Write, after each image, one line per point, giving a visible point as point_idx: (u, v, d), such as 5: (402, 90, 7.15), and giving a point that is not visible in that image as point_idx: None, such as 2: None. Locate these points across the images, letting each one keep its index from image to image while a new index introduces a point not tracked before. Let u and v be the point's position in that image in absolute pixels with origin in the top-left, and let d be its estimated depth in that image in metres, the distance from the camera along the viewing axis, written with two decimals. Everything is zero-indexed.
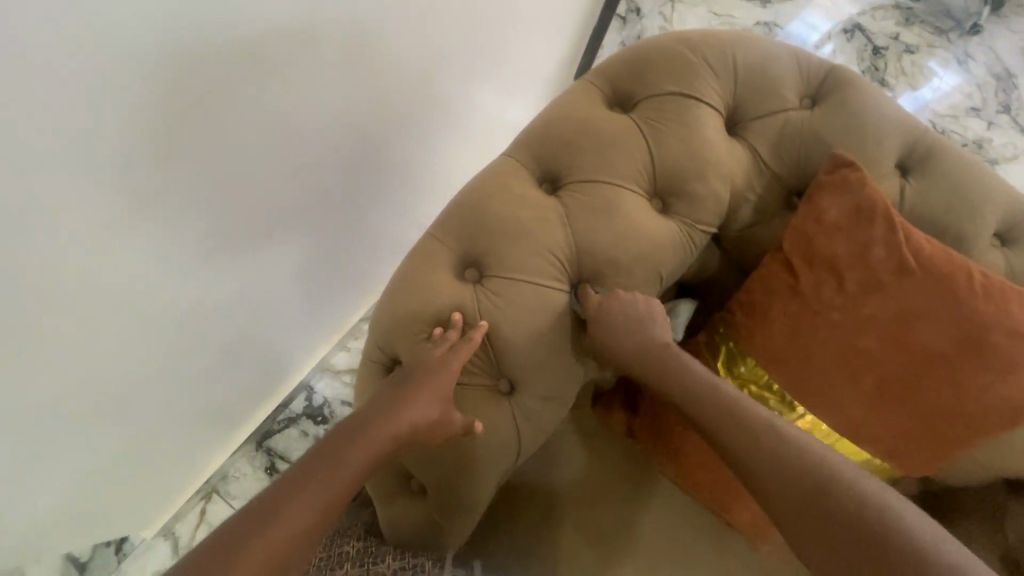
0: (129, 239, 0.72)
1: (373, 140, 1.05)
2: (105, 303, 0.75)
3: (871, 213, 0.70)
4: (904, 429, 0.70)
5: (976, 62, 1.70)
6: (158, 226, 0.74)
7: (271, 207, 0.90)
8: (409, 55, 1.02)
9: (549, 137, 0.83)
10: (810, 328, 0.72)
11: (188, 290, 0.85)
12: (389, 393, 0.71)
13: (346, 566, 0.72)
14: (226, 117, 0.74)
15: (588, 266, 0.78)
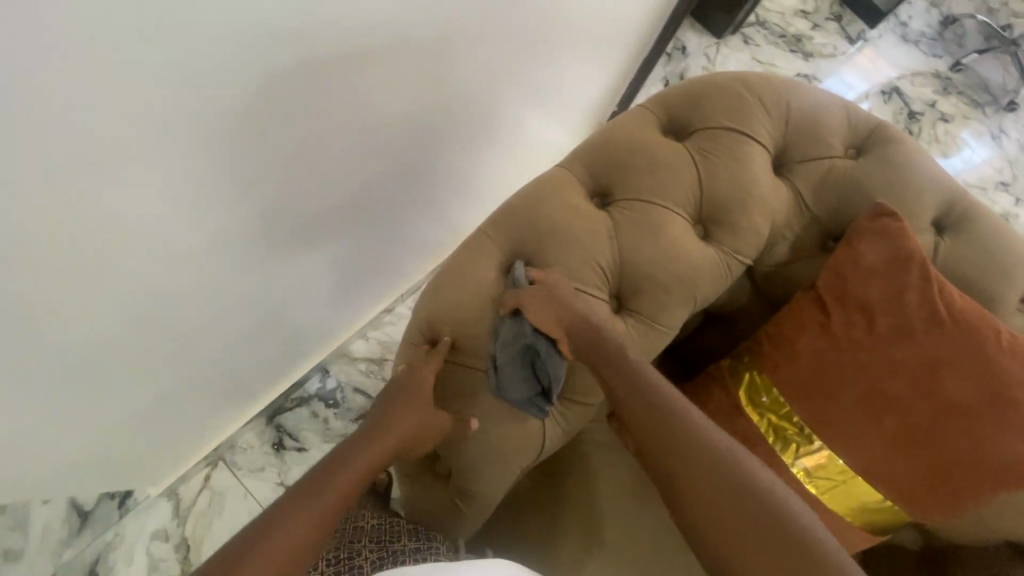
0: (211, 203, 0.76)
1: (426, 139, 1.11)
2: (176, 262, 0.79)
3: (909, 262, 0.73)
4: (918, 473, 0.73)
5: (1009, 138, 1.75)
6: (238, 196, 0.79)
7: (330, 190, 0.95)
8: (473, 67, 1.07)
9: (605, 155, 0.87)
10: (836, 365, 0.75)
11: (244, 257, 0.90)
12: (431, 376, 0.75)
13: (364, 541, 0.77)
14: (317, 102, 0.78)
15: (629, 281, 0.82)
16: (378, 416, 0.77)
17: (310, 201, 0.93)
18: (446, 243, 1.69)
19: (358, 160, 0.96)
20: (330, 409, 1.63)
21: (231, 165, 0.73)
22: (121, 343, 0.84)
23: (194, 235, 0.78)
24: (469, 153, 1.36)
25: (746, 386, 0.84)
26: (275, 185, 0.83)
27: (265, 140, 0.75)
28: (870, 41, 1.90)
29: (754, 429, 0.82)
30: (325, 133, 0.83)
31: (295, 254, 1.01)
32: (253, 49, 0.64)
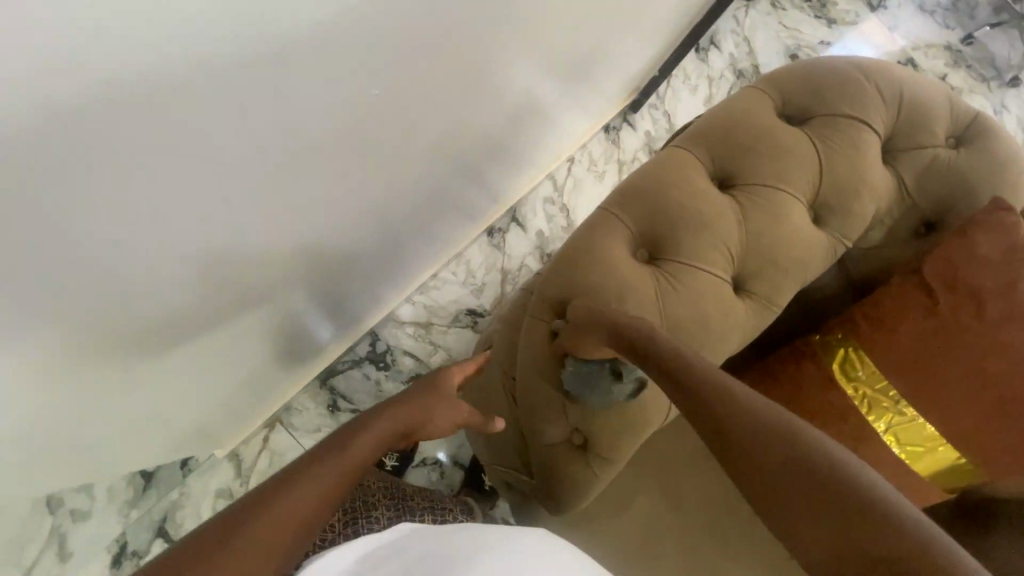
0: (334, 159, 0.73)
1: (502, 99, 1.12)
2: (289, 219, 0.76)
3: (1022, 257, 0.80)
4: (1004, 445, 0.81)
5: (1010, 113, 1.79)
6: (356, 150, 0.77)
7: (416, 150, 0.95)
8: (554, 28, 1.06)
9: (727, 140, 0.89)
10: (942, 345, 0.83)
11: (332, 219, 0.88)
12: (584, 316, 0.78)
13: (379, 498, 0.81)
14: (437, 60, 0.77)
15: (752, 264, 0.86)
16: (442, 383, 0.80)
17: (398, 162, 0.92)
18: (489, 206, 1.70)
19: (447, 122, 0.95)
20: (381, 371, 1.64)
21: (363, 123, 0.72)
22: (238, 303, 0.83)
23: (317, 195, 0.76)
24: (528, 117, 1.35)
25: (839, 360, 0.92)
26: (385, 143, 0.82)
27: (392, 97, 0.74)
28: (888, 12, 1.93)
29: (849, 401, 0.90)
30: (434, 92, 0.84)
31: (369, 209, 0.99)
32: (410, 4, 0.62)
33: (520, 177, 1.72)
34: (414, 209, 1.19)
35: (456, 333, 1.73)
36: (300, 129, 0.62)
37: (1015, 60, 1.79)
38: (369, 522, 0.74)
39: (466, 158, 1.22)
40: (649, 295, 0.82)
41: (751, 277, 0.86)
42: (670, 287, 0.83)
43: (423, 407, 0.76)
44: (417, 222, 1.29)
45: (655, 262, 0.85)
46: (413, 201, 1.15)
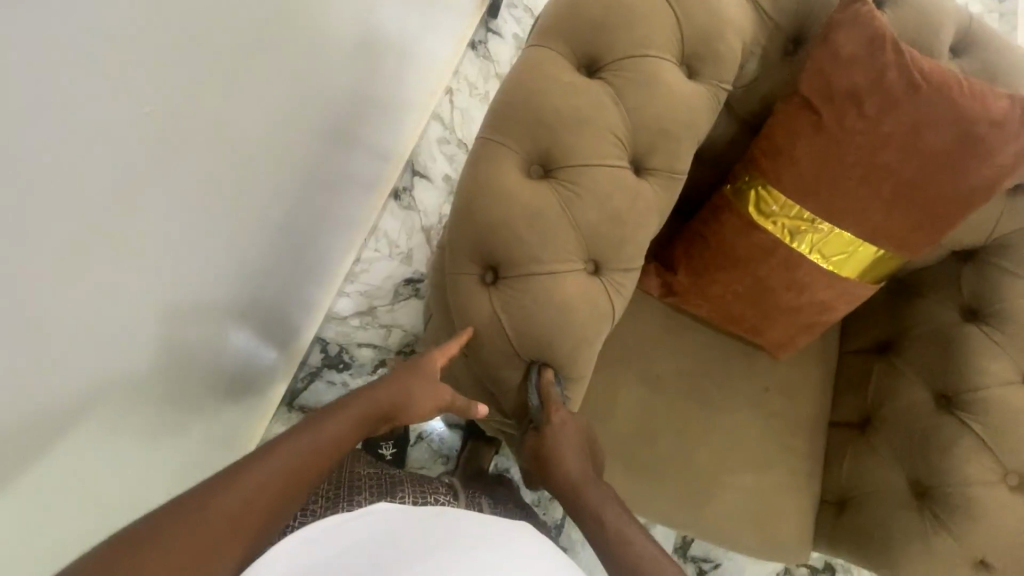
0: (170, 188, 0.65)
1: (354, 60, 1.02)
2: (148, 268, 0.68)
3: (882, 42, 0.78)
4: (907, 224, 0.87)
5: None
6: (196, 171, 0.68)
7: (277, 149, 0.86)
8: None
9: (580, 22, 0.83)
10: (834, 156, 0.84)
11: (211, 253, 0.80)
12: (535, 285, 0.80)
13: (366, 481, 0.83)
14: (245, 41, 0.67)
15: (643, 141, 0.83)
16: (426, 366, 0.83)
17: (260, 164, 0.83)
18: (383, 171, 1.60)
19: (296, 102, 0.85)
20: (343, 372, 1.61)
21: (186, 132, 0.63)
22: (146, 366, 0.78)
23: (170, 228, 0.68)
24: (386, 66, 1.23)
25: (753, 201, 0.93)
26: (230, 149, 0.73)
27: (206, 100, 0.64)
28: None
29: (770, 236, 0.93)
30: (265, 80, 0.74)
31: (256, 225, 0.91)
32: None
33: (403, 130, 1.61)
34: (308, 207, 1.11)
35: (403, 306, 1.68)
36: (101, 165, 0.54)
37: None
38: (349, 502, 0.78)
39: (340, 137, 1.13)
40: (555, 212, 0.80)
41: (648, 155, 0.84)
42: (576, 199, 0.80)
43: (404, 387, 0.83)
44: (317, 219, 1.21)
45: (553, 173, 0.82)
46: (304, 200, 1.07)
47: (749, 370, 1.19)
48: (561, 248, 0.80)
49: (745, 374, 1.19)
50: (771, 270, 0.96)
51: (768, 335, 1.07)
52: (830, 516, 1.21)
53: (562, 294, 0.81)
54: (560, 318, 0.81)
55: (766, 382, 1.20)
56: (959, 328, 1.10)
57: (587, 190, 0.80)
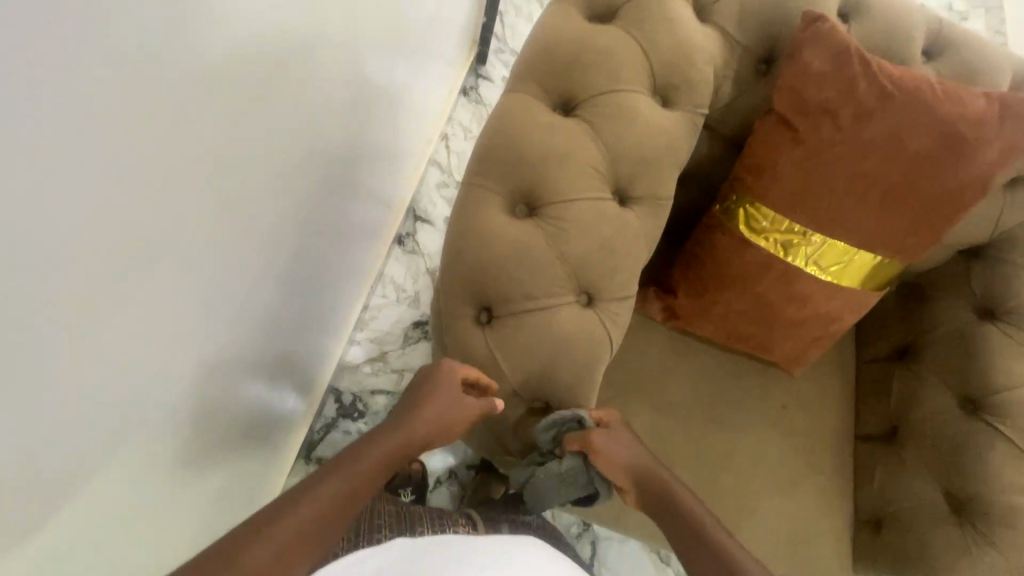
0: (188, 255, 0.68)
1: (348, 120, 1.08)
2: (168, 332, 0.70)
3: (848, 55, 0.79)
4: (904, 227, 0.85)
5: None
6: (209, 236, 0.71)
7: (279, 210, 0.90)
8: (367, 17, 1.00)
9: (550, 64, 0.86)
10: (817, 168, 0.84)
11: (220, 312, 0.83)
12: (528, 321, 0.81)
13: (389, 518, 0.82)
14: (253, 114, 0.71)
15: (623, 172, 0.85)
16: (442, 382, 0.81)
17: (262, 226, 0.87)
18: (386, 217, 1.66)
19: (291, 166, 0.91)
20: (359, 421, 1.62)
21: (197, 208, 0.66)
22: (162, 441, 0.80)
23: (184, 299, 0.70)
24: (379, 123, 1.30)
25: (743, 219, 0.94)
26: (234, 215, 0.76)
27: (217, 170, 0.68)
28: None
29: (764, 251, 0.93)
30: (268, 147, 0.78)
31: (261, 283, 0.94)
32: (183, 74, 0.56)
33: (400, 177, 1.67)
34: (314, 260, 1.16)
35: (413, 349, 1.70)
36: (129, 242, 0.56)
37: None
38: (371, 539, 0.77)
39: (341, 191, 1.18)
40: (544, 249, 0.81)
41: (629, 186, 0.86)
42: (565, 234, 0.82)
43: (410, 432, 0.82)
44: (322, 271, 1.25)
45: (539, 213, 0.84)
46: (308, 254, 1.11)
47: (763, 387, 1.17)
48: (552, 283, 0.81)
49: (760, 392, 1.16)
50: (770, 284, 0.96)
51: (778, 350, 1.05)
52: (867, 535, 1.14)
53: (559, 327, 0.81)
54: (562, 348, 0.81)
55: (783, 399, 1.17)
56: (977, 329, 1.06)
57: (573, 225, 0.82)
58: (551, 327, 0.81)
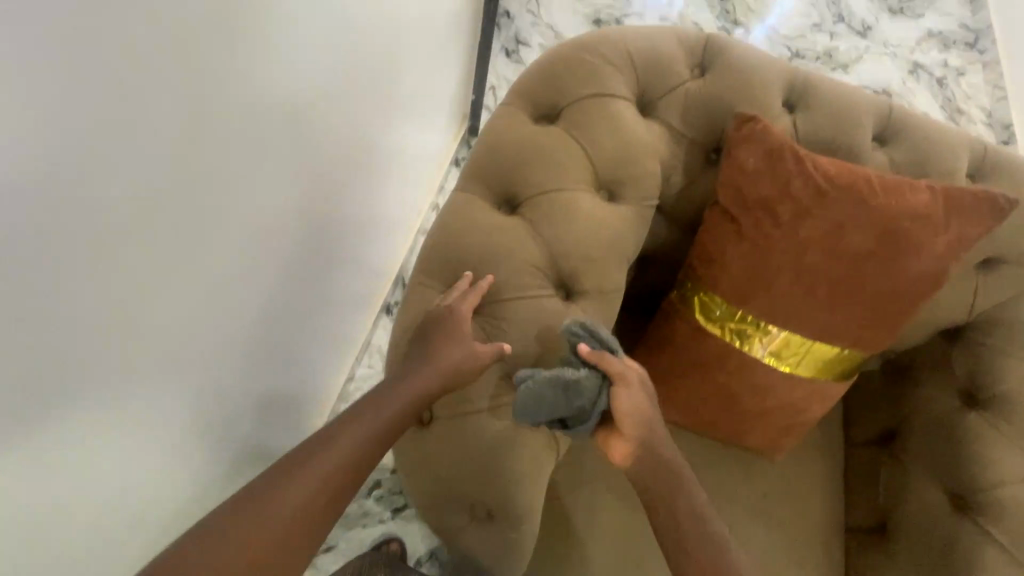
0: (174, 363, 0.69)
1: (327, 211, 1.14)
2: (152, 442, 0.70)
3: (780, 153, 0.80)
4: (858, 318, 0.83)
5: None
6: (200, 341, 0.73)
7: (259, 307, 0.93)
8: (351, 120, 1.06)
9: (495, 164, 0.89)
10: (763, 262, 0.83)
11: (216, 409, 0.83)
12: (467, 423, 0.82)
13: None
14: (237, 220, 0.73)
15: (567, 267, 0.86)
16: (454, 328, 0.79)
17: (250, 329, 0.89)
18: (372, 287, 1.71)
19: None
20: None
21: (171, 326, 0.67)
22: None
23: (163, 419, 0.71)
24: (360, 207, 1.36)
25: (698, 307, 0.91)
26: (224, 333, 0.77)
27: (206, 277, 0.70)
28: (635, 10, 2.56)
29: (722, 340, 0.90)
30: (259, 249, 0.81)
31: (253, 378, 0.95)
32: (151, 218, 0.59)
33: (386, 249, 1.72)
34: None
35: None
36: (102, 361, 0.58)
37: None
38: None
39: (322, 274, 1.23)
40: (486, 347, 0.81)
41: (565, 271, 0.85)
42: (507, 333, 0.83)
43: None
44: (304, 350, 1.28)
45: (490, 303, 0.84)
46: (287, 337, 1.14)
47: (741, 475, 1.11)
48: (492, 386, 0.83)
49: (737, 481, 1.11)
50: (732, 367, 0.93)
51: (749, 439, 1.01)
52: None
53: (498, 430, 0.82)
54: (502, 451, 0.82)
55: (763, 487, 1.11)
56: (964, 414, 1.00)
57: (514, 325, 0.83)
58: (490, 430, 0.82)
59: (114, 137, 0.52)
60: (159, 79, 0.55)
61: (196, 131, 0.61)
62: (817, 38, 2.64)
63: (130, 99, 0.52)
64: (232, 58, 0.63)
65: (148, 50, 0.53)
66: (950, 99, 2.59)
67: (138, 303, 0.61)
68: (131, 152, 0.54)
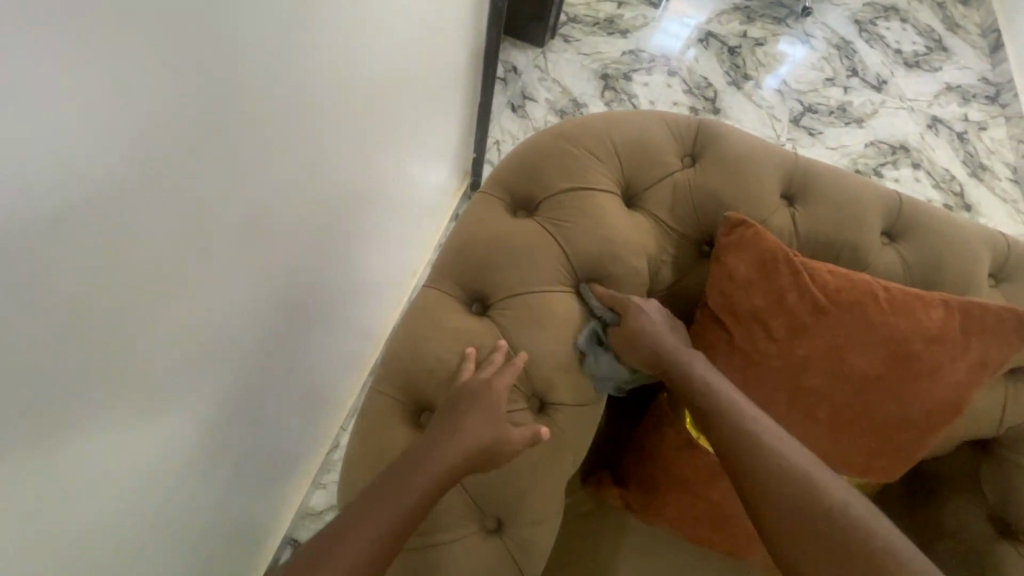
0: (79, 472, 0.64)
1: (312, 289, 1.10)
2: (47, 552, 0.65)
3: (775, 262, 0.73)
4: (866, 450, 0.73)
5: (800, 50, 2.72)
6: (111, 442, 0.68)
7: (218, 402, 0.88)
8: (329, 202, 1.03)
9: (466, 262, 0.84)
10: (757, 380, 0.73)
11: (134, 503, 0.78)
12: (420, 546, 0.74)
13: None
14: (175, 324, 0.69)
15: (539, 379, 0.79)
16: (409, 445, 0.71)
17: (196, 426, 0.84)
18: (364, 350, 1.66)
19: (241, 357, 0.90)
20: None
21: (78, 434, 0.62)
22: None
23: (68, 532, 0.67)
24: (347, 281, 1.32)
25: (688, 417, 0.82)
26: (147, 436, 0.74)
27: (123, 381, 0.65)
28: (644, 66, 2.55)
29: None
30: (201, 345, 0.76)
31: (192, 469, 0.90)
32: (68, 349, 0.56)
33: (378, 312, 1.67)
34: (268, 424, 1.13)
35: None
36: None
37: (780, 14, 2.82)
38: None
39: (304, 349, 1.18)
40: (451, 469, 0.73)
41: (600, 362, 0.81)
42: None
43: None
44: (280, 429, 1.22)
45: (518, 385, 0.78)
46: (262, 420, 1.09)
47: None
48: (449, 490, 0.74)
49: None
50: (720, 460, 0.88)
51: (743, 533, 0.93)
52: None
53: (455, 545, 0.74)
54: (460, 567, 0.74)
55: None
56: (998, 547, 0.88)
57: None
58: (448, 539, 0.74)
59: (28, 282, 0.49)
60: (91, 218, 0.52)
61: (133, 253, 0.59)
62: (831, 93, 2.59)
63: (53, 239, 0.49)
64: (177, 177, 0.60)
65: (82, 186, 0.50)
66: (973, 154, 2.50)
67: (37, 417, 0.56)
68: (55, 289, 0.52)
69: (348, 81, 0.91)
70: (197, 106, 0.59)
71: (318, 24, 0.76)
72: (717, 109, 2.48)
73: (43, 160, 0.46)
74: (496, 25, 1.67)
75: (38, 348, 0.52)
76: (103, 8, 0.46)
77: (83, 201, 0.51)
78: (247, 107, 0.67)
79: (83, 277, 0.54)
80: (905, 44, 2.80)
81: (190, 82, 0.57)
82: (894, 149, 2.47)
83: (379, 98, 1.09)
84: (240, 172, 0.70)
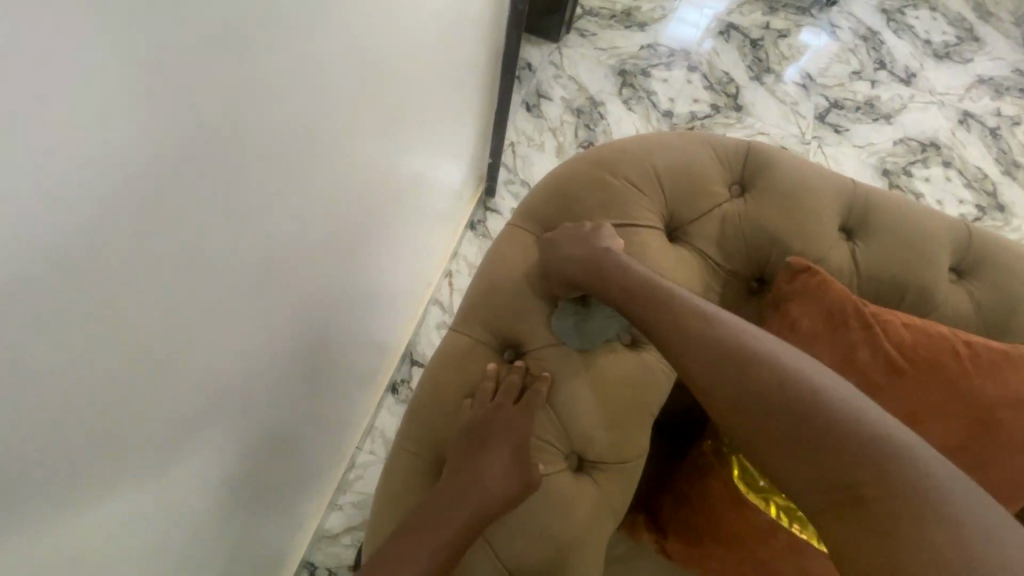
0: (84, 547, 0.60)
1: (324, 318, 1.04)
2: None
3: (844, 314, 0.67)
4: None
5: (826, 42, 2.59)
6: (117, 511, 0.63)
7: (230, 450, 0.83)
8: (341, 228, 0.96)
9: (497, 305, 0.78)
10: None
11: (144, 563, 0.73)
12: None
13: None
14: (185, 384, 0.64)
15: (579, 437, 0.73)
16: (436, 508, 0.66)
17: (206, 476, 0.80)
18: (379, 367, 1.60)
19: (252, 402, 0.84)
20: None
21: (82, 509, 0.57)
22: None
23: None
24: (360, 302, 1.26)
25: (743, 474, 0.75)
26: (156, 497, 0.69)
27: (128, 450, 0.60)
28: (662, 61, 2.45)
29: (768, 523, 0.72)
30: (212, 398, 0.71)
31: (204, 519, 0.85)
32: (65, 430, 0.50)
33: (392, 328, 1.61)
34: (282, 459, 1.08)
35: None
36: None
37: (804, 4, 2.69)
38: None
39: (317, 378, 1.13)
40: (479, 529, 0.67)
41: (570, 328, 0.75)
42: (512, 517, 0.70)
43: None
44: (294, 461, 1.17)
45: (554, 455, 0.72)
46: (275, 456, 1.04)
47: None
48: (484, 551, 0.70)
49: None
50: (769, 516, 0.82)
51: None
52: None
53: None
54: None
55: None
56: None
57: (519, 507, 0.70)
58: None
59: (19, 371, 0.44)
60: (89, 293, 0.47)
61: (138, 321, 0.53)
62: (858, 87, 2.48)
63: (38, 319, 0.44)
64: (179, 233, 0.54)
65: (79, 261, 0.45)
66: (1006, 152, 2.39)
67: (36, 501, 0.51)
68: (49, 373, 0.47)
69: (361, 101, 0.84)
70: (198, 153, 0.53)
71: (330, 43, 0.69)
72: (739, 106, 2.38)
73: (27, 240, 0.40)
74: (513, 26, 1.58)
75: (31, 436, 0.47)
76: (90, 64, 0.40)
77: (79, 279, 0.45)
78: (257, 148, 0.61)
79: (83, 355, 0.49)
80: (935, 34, 2.67)
81: (189, 128, 0.50)
82: (924, 147, 2.36)
83: (393, 115, 1.02)
84: (246, 215, 0.64)
